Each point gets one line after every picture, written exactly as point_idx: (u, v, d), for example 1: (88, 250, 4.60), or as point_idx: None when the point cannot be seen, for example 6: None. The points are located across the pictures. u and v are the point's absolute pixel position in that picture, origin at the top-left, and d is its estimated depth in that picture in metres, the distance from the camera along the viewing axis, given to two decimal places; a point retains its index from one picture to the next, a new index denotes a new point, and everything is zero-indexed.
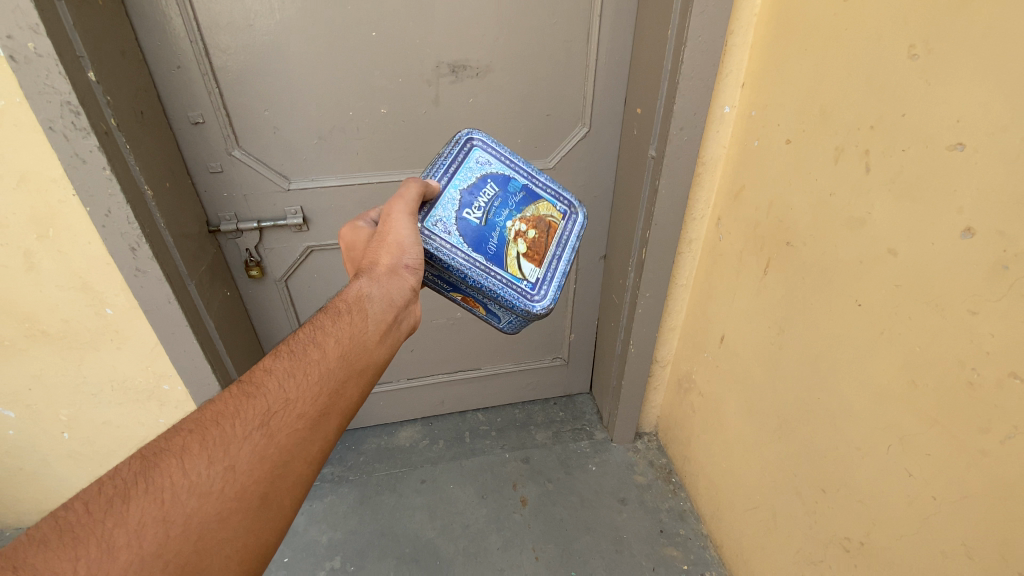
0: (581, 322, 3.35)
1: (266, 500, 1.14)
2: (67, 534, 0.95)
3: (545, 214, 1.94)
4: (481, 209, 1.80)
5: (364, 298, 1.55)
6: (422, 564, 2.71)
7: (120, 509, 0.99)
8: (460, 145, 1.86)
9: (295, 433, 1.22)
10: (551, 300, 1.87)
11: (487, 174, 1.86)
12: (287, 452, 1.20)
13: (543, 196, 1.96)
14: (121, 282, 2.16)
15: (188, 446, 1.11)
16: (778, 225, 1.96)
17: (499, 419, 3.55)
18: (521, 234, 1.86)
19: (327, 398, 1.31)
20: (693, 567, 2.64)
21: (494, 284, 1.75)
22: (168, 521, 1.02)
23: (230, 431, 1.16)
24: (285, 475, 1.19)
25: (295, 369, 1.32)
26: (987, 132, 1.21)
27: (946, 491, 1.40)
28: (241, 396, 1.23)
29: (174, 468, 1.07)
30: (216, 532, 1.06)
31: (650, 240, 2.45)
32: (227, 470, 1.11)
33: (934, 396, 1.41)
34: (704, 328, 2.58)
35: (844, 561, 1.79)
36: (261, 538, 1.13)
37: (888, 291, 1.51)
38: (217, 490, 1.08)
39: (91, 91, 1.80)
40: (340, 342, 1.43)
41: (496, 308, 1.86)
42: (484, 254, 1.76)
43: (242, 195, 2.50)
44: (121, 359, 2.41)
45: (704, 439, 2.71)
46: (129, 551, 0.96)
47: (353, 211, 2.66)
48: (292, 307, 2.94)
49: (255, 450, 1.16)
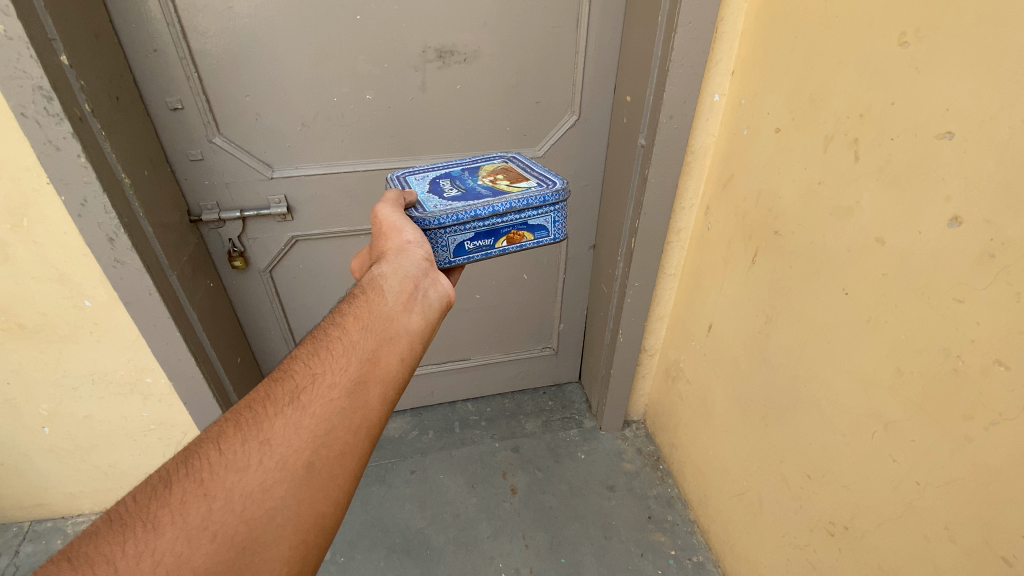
0: (570, 312, 3.35)
1: (312, 469, 1.09)
2: (117, 520, 0.95)
3: (495, 168, 2.11)
4: (455, 187, 1.92)
5: (379, 275, 1.49)
6: (412, 554, 2.72)
7: (162, 493, 0.99)
8: (398, 183, 2.04)
9: (329, 403, 1.18)
10: (561, 179, 1.91)
11: (434, 178, 2.04)
12: (325, 420, 1.15)
13: (480, 166, 2.15)
14: (99, 272, 2.10)
15: (224, 430, 1.10)
16: (766, 214, 1.96)
17: (488, 409, 3.55)
18: (496, 179, 1.98)
19: (358, 367, 1.26)
20: (681, 552, 2.68)
21: (513, 198, 1.78)
22: (210, 497, 1.00)
23: (262, 411, 1.14)
24: (329, 444, 1.14)
25: (318, 349, 1.29)
26: (976, 121, 1.22)
27: (930, 476, 1.43)
28: (268, 380, 1.21)
29: (211, 451, 1.06)
30: (262, 504, 1.02)
31: (639, 229, 2.45)
32: (263, 445, 1.08)
33: (918, 383, 1.43)
34: (692, 316, 2.60)
35: (829, 545, 1.82)
36: (314, 508, 1.07)
37: (875, 280, 1.53)
38: (255, 463, 1.05)
39: (63, 75, 1.73)
40: (361, 317, 1.38)
41: (537, 216, 1.84)
42: (487, 194, 1.83)
43: (223, 184, 2.44)
44: (102, 352, 2.35)
45: (691, 427, 2.74)
46: (174, 528, 0.95)
47: (338, 199, 2.62)
48: (277, 298, 2.90)
49: (289, 422, 1.12)
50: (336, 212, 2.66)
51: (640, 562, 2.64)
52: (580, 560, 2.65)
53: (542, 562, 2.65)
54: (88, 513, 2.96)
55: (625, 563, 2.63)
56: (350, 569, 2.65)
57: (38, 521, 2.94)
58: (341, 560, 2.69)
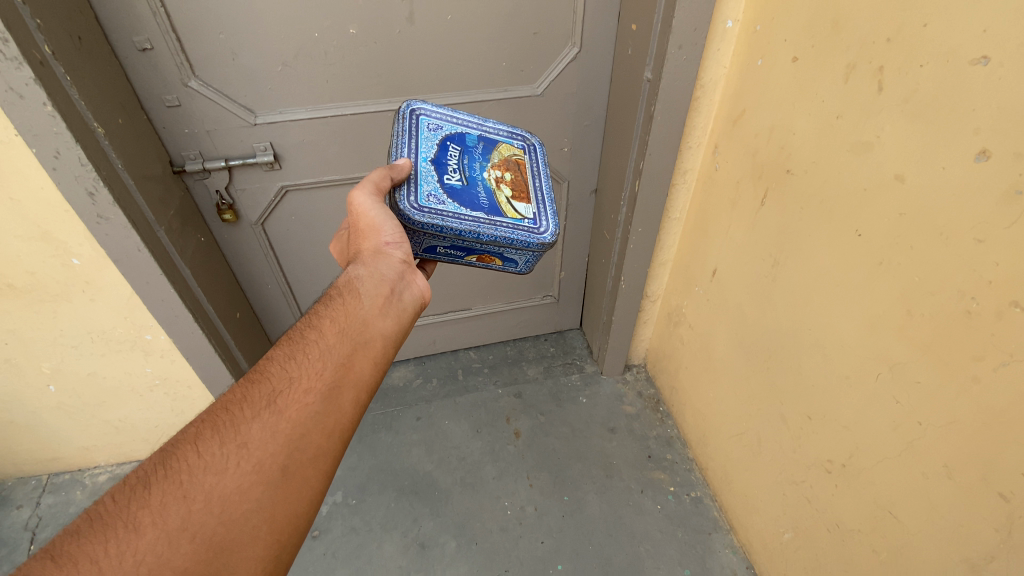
0: (571, 259, 3.29)
1: (289, 471, 1.13)
2: (97, 520, 0.97)
3: (508, 156, 1.99)
4: (458, 172, 1.79)
5: (356, 276, 1.50)
6: (421, 496, 2.82)
7: (140, 493, 1.00)
8: (409, 121, 1.87)
9: (305, 406, 1.21)
10: (556, 225, 1.81)
11: (445, 139, 1.89)
12: (302, 424, 1.18)
13: (498, 142, 2.01)
14: (83, 229, 2.02)
15: (201, 432, 1.12)
16: (778, 152, 1.86)
17: (490, 356, 3.58)
18: (500, 180, 1.88)
19: (333, 371, 1.29)
20: (679, 488, 2.78)
21: (503, 231, 1.69)
22: (188, 498, 1.02)
23: (239, 413, 1.16)
24: (305, 447, 1.17)
25: (295, 351, 1.31)
26: (1017, 43, 1.11)
27: (933, 417, 1.43)
28: (245, 383, 1.23)
29: (189, 452, 1.08)
30: (240, 505, 1.05)
31: (643, 172, 2.34)
32: (240, 447, 1.11)
33: (929, 326, 1.40)
34: (696, 261, 2.54)
35: (825, 482, 1.87)
36: (290, 508, 1.11)
37: (890, 220, 1.46)
38: (232, 466, 1.08)
39: (16, 13, 1.57)
40: (338, 320, 1.39)
41: (514, 254, 1.78)
42: (481, 209, 1.72)
43: (204, 131, 2.30)
44: (97, 310, 2.31)
45: (692, 370, 2.77)
46: (153, 528, 0.97)
47: (327, 146, 2.49)
48: (272, 251, 2.82)
49: (266, 426, 1.15)
50: (324, 159, 2.54)
51: (641, 498, 2.74)
52: (582, 498, 2.76)
53: (546, 500, 2.76)
54: (104, 465, 3.02)
55: (626, 500, 2.74)
56: (362, 511, 2.76)
57: (56, 474, 2.99)
58: (353, 503, 2.79)
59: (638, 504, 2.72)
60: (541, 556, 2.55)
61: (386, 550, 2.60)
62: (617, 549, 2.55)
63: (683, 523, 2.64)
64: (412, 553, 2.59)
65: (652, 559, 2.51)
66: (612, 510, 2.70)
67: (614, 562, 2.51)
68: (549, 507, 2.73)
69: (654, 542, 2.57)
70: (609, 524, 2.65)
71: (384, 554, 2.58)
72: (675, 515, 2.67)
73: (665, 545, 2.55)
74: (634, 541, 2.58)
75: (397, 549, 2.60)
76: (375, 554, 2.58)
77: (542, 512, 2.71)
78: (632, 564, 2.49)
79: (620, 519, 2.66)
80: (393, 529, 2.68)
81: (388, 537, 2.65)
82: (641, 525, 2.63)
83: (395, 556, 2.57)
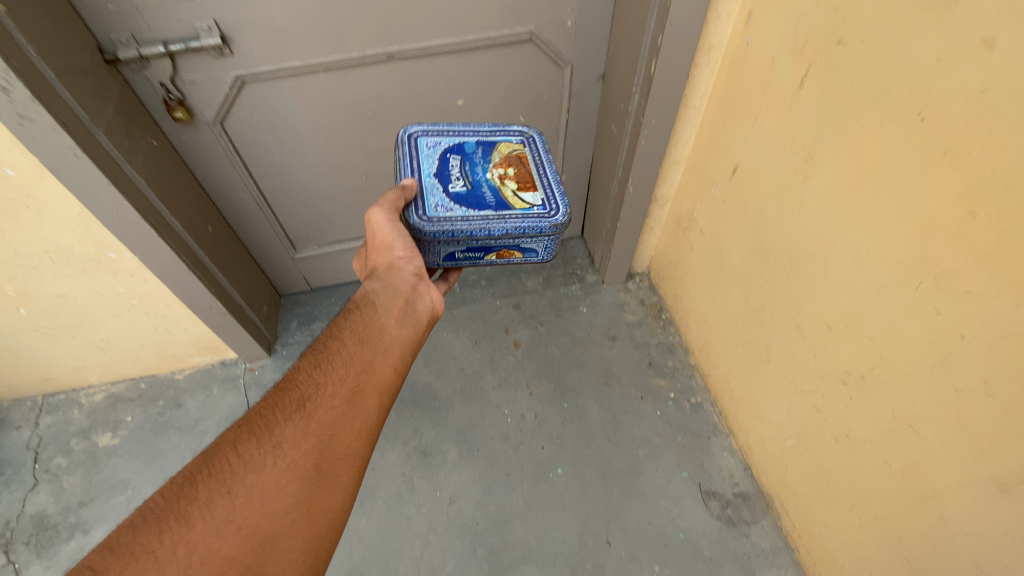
0: (573, 160, 2.98)
1: (322, 470, 1.22)
2: (150, 514, 1.04)
3: (512, 152, 1.91)
4: (462, 178, 1.76)
5: (372, 292, 1.60)
6: (422, 407, 2.80)
7: (189, 491, 1.09)
8: (408, 147, 1.86)
9: (332, 410, 1.31)
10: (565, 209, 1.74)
11: (445, 154, 1.85)
12: (330, 426, 1.28)
13: (500, 142, 1.94)
14: (4, 132, 1.72)
15: (240, 436, 1.21)
16: (831, 16, 1.51)
17: (487, 268, 3.40)
18: (506, 174, 1.80)
19: (356, 378, 1.40)
20: (679, 395, 2.76)
21: (512, 224, 1.66)
22: (233, 495, 1.11)
23: (272, 417, 1.25)
24: (336, 447, 1.27)
25: (320, 361, 1.41)
26: None
27: (979, 329, 1.29)
28: (276, 391, 1.33)
29: (230, 454, 1.17)
30: (279, 500, 1.14)
31: (661, 50, 1.98)
32: (276, 448, 1.20)
33: (997, 229, 1.20)
34: (715, 159, 2.26)
35: (840, 393, 1.79)
36: (326, 504, 1.19)
37: (968, 98, 1.19)
38: (270, 465, 1.17)
39: None
40: (356, 333, 1.51)
41: (530, 242, 1.73)
42: (489, 204, 1.68)
43: (132, 6, 1.89)
44: (48, 227, 2.08)
45: (700, 279, 2.61)
46: (203, 521, 1.06)
47: (283, 24, 2.08)
48: (238, 156, 2.50)
49: (298, 427, 1.25)
50: (282, 41, 2.13)
51: (641, 405, 2.72)
52: (582, 407, 2.74)
53: (547, 409, 2.75)
54: (98, 384, 2.96)
55: (626, 408, 2.72)
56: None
57: (51, 394, 2.95)
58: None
59: (639, 412, 2.71)
60: (541, 462, 2.58)
61: (390, 458, 2.63)
62: (616, 454, 2.57)
63: (684, 428, 2.64)
64: (416, 462, 2.61)
65: (650, 462, 2.53)
66: (612, 418, 2.69)
67: (613, 466, 2.54)
68: (549, 416, 2.72)
69: (653, 446, 2.58)
70: (608, 430, 2.65)
71: (388, 463, 2.61)
72: (676, 421, 2.66)
73: (664, 449, 2.57)
74: (633, 446, 2.59)
75: (401, 457, 2.62)
76: (379, 462, 2.61)
77: (541, 420, 2.71)
78: (631, 468, 2.52)
79: (619, 426, 2.66)
80: (396, 439, 2.69)
81: (390, 447, 2.66)
82: (641, 431, 2.64)
83: (399, 464, 2.60)
